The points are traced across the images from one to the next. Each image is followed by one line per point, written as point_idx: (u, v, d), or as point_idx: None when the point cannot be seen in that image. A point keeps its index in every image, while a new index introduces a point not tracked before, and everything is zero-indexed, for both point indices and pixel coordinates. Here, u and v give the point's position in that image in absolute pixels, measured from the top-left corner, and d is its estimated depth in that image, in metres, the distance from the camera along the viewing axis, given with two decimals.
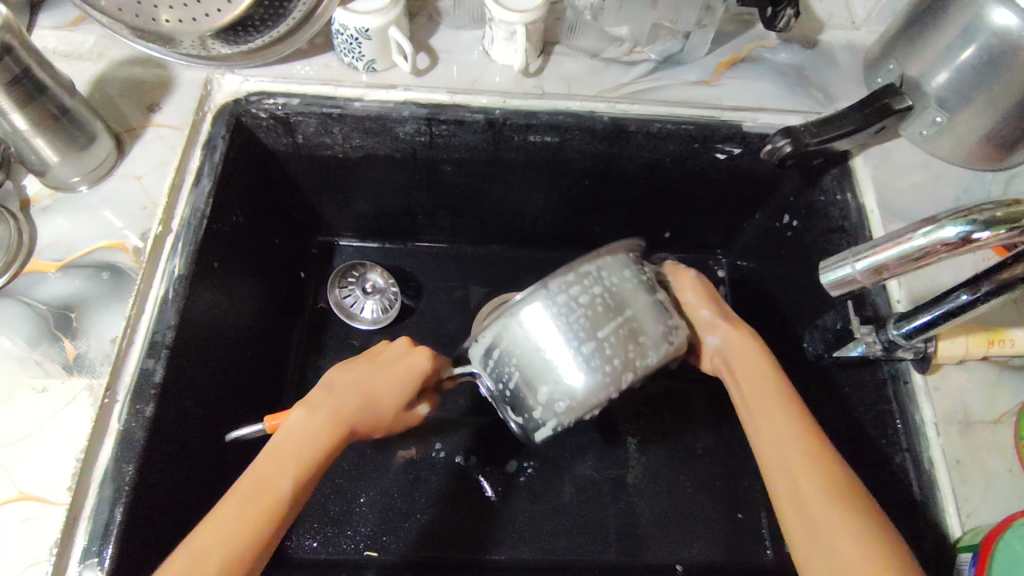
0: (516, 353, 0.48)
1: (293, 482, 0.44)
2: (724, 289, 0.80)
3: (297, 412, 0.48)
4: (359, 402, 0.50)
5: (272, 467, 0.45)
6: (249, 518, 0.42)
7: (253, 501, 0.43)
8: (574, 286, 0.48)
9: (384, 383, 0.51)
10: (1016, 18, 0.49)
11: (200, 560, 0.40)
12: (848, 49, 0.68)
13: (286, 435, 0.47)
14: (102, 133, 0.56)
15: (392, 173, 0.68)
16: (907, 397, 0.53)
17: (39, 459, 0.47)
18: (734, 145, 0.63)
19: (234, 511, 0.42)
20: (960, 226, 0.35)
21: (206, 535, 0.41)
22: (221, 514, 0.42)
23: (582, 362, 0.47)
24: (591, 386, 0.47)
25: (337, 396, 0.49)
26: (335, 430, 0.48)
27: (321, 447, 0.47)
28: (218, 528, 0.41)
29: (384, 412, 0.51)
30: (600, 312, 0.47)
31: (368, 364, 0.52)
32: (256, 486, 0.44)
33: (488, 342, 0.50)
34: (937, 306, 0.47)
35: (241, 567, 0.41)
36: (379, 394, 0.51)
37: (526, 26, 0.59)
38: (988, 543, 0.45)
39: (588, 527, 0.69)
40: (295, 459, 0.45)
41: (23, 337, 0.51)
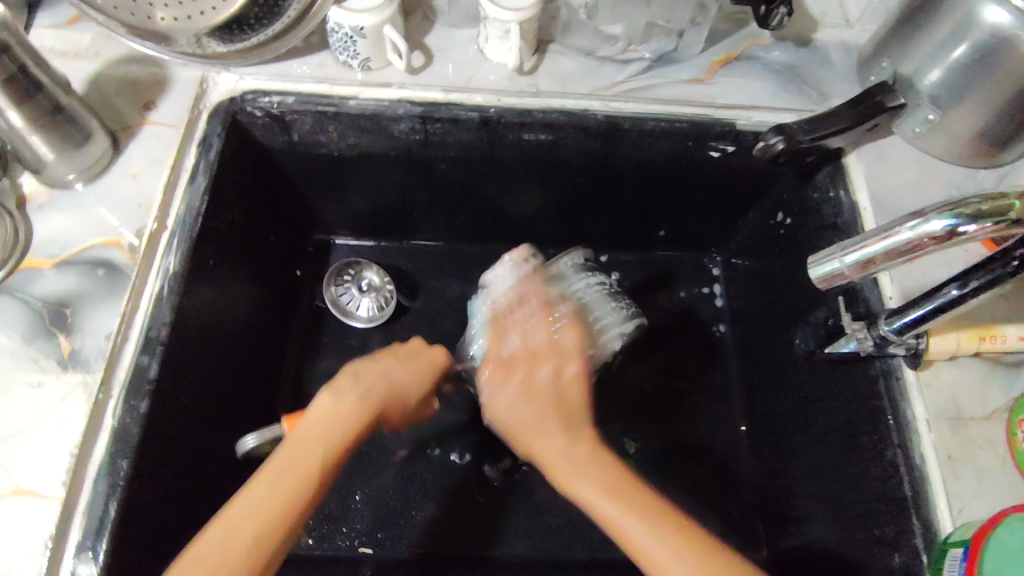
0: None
1: (321, 463, 0.44)
2: (719, 288, 0.81)
3: (320, 398, 0.48)
4: (383, 390, 0.51)
5: (299, 449, 0.45)
6: (279, 496, 0.42)
7: (282, 480, 0.42)
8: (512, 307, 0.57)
9: (405, 374, 0.53)
10: (1008, 15, 0.49)
11: (229, 536, 0.40)
12: (841, 47, 0.68)
13: (314, 416, 0.47)
14: (98, 130, 0.57)
15: (387, 170, 0.68)
16: (899, 392, 0.53)
17: (34, 455, 0.47)
18: (727, 143, 0.63)
19: (262, 489, 0.42)
20: (946, 220, 0.36)
21: (236, 513, 0.41)
22: (249, 492, 0.42)
23: None
24: None
25: (363, 382, 0.50)
26: (363, 413, 0.48)
27: (348, 429, 0.47)
28: (247, 506, 0.41)
29: (406, 399, 0.53)
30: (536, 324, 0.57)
31: (391, 357, 0.54)
32: (284, 465, 0.43)
33: (473, 359, 0.61)
34: (928, 301, 0.48)
35: (272, 542, 0.41)
36: (401, 382, 0.53)
37: (520, 24, 0.59)
38: (978, 538, 0.45)
39: (583, 523, 0.69)
40: (323, 441, 0.45)
41: (19, 333, 0.51)
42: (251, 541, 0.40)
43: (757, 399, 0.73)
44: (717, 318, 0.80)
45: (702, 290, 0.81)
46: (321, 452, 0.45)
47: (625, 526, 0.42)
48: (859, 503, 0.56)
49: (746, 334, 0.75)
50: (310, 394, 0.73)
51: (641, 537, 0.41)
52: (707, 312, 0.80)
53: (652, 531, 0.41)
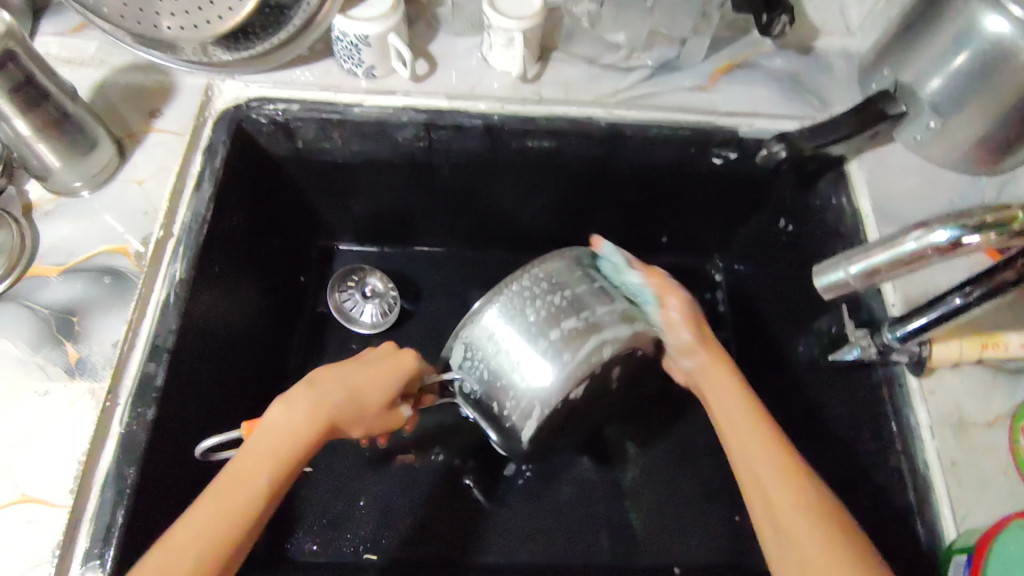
0: (484, 361, 0.54)
1: (269, 478, 0.44)
2: (721, 293, 0.81)
3: (274, 407, 0.47)
4: (346, 394, 0.49)
5: (251, 461, 0.45)
6: (226, 513, 0.42)
7: (229, 498, 0.43)
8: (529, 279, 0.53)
9: (371, 376, 0.52)
10: (1008, 24, 0.50)
11: (171, 558, 0.39)
12: (842, 55, 0.69)
13: (264, 432, 0.46)
14: (104, 138, 0.57)
15: (391, 176, 0.68)
16: (903, 401, 0.54)
17: (42, 463, 0.48)
18: (730, 150, 0.64)
19: (209, 506, 0.42)
20: (950, 230, 0.36)
21: (180, 531, 0.41)
22: (197, 509, 0.42)
23: (551, 346, 0.51)
24: (569, 366, 0.51)
25: (325, 387, 0.49)
26: (314, 425, 0.47)
27: (302, 439, 0.46)
28: (194, 524, 0.41)
29: (375, 406, 0.51)
30: (559, 304, 0.52)
31: (354, 363, 0.52)
32: (232, 481, 0.43)
33: (458, 357, 0.55)
34: (931, 309, 0.48)
35: (213, 568, 0.40)
36: (366, 384, 0.51)
37: (524, 33, 0.59)
38: (982, 543, 0.45)
39: (586, 529, 0.69)
40: (272, 456, 0.45)
41: (26, 341, 0.52)
42: (196, 559, 0.40)
43: None
44: (719, 323, 0.80)
45: (704, 296, 0.81)
46: (268, 466, 0.45)
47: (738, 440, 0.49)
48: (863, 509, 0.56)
49: (748, 340, 0.76)
50: None
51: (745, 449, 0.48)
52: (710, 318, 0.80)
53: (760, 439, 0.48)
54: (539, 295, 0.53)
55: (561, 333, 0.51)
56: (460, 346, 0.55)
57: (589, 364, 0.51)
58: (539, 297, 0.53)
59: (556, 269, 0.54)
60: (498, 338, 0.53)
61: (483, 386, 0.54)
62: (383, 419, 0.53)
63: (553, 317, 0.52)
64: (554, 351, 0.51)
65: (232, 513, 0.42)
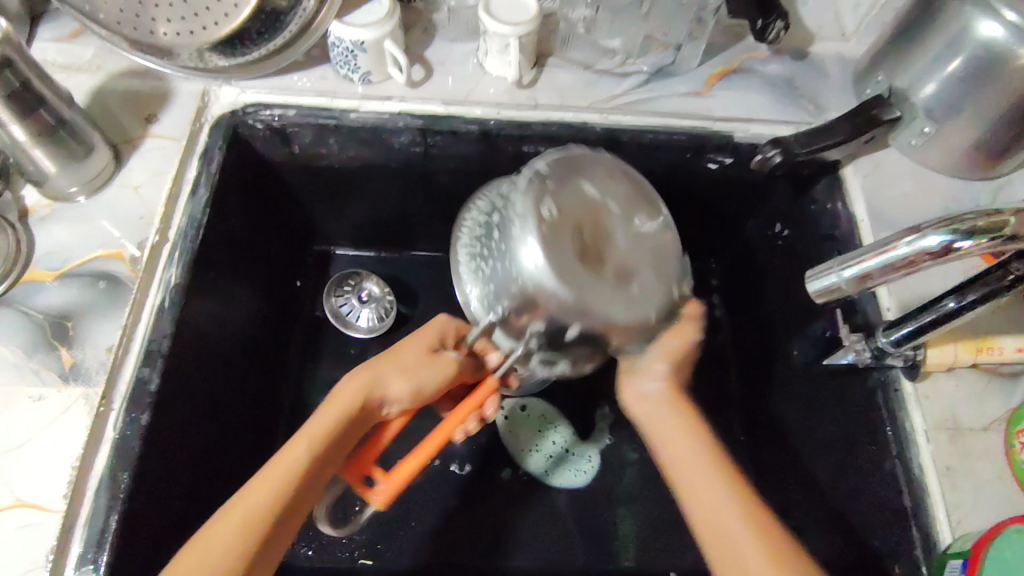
0: (488, 294, 0.52)
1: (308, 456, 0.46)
2: (718, 297, 0.81)
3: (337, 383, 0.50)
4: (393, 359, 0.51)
5: (301, 437, 0.47)
6: (272, 490, 0.44)
7: (272, 475, 0.45)
8: (462, 235, 0.56)
9: (420, 336, 0.54)
10: (1002, 30, 0.50)
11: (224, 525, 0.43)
12: (836, 60, 0.69)
13: (323, 403, 0.49)
14: (100, 144, 0.57)
15: (388, 181, 0.68)
16: (898, 407, 0.53)
17: (36, 467, 0.48)
18: (725, 155, 0.64)
19: (256, 484, 0.44)
20: (942, 235, 0.36)
21: (233, 506, 0.43)
22: (250, 488, 0.44)
23: (500, 224, 0.51)
24: (517, 215, 0.49)
25: (377, 359, 0.52)
26: (359, 395, 0.49)
27: (353, 405, 0.49)
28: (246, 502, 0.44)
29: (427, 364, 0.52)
30: (489, 212, 0.54)
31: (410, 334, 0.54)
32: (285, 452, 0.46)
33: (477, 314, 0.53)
34: (925, 313, 0.48)
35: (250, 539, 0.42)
36: (415, 343, 0.53)
37: (519, 39, 0.60)
38: (977, 547, 0.45)
39: (582, 535, 0.69)
40: (316, 430, 0.47)
41: (21, 346, 0.52)
42: (239, 535, 0.42)
43: (756, 410, 0.73)
44: (716, 328, 0.80)
45: (701, 300, 0.81)
46: (309, 442, 0.46)
47: (713, 518, 0.45)
48: (858, 514, 0.57)
49: (744, 344, 0.76)
50: (311, 405, 0.73)
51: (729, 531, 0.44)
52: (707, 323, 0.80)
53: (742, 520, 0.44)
54: (476, 226, 0.55)
55: (503, 213, 0.52)
56: (472, 309, 0.54)
57: (535, 202, 0.49)
58: (476, 226, 0.55)
59: (476, 204, 0.58)
60: (479, 274, 0.53)
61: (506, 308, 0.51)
62: (432, 368, 0.52)
63: (491, 220, 0.53)
64: (507, 224, 0.50)
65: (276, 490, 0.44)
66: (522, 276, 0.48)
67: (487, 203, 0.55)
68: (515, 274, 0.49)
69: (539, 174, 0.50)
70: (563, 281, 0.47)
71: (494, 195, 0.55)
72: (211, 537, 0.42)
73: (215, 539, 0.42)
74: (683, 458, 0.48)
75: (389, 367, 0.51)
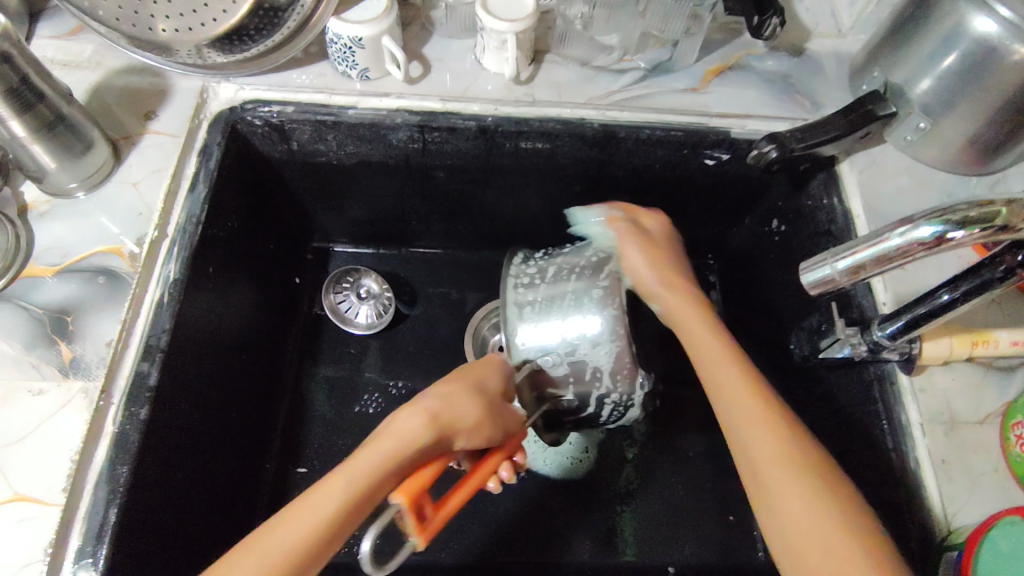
0: (543, 340, 0.58)
1: (347, 497, 0.42)
2: (716, 294, 0.81)
3: (396, 411, 0.48)
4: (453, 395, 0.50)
5: (349, 473, 0.43)
6: (301, 535, 0.41)
7: (305, 517, 0.42)
8: (513, 274, 0.62)
9: (481, 371, 0.54)
10: (995, 26, 0.50)
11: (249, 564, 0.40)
12: (833, 57, 0.69)
13: (386, 429, 0.46)
14: (99, 140, 0.57)
15: (386, 178, 0.69)
16: (894, 399, 0.54)
17: (35, 461, 0.48)
18: (722, 151, 0.64)
19: (291, 521, 0.41)
20: (935, 225, 0.36)
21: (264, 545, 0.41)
22: (287, 522, 0.41)
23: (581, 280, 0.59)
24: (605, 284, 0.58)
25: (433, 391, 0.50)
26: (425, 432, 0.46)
27: (406, 444, 0.45)
28: (270, 544, 0.41)
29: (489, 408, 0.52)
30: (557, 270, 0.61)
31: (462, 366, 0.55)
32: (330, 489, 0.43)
33: (520, 353, 0.59)
34: (919, 306, 0.48)
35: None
36: (481, 379, 0.53)
37: (517, 35, 0.60)
38: (970, 540, 0.45)
39: (580, 530, 0.69)
40: (367, 467, 0.44)
41: (21, 341, 0.52)
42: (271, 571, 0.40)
43: None
44: None
45: None
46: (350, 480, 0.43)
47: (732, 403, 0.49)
48: None
49: (741, 339, 0.76)
50: (309, 402, 0.73)
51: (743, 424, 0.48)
52: None
53: (768, 420, 0.47)
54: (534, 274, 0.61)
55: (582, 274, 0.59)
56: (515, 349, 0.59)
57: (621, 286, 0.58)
58: (532, 285, 0.60)
59: (518, 264, 0.63)
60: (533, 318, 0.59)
61: (562, 356, 0.58)
62: (495, 418, 0.52)
63: (556, 279, 0.60)
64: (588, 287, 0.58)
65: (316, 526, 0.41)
66: (588, 334, 0.57)
67: (549, 265, 0.62)
68: (577, 331, 0.57)
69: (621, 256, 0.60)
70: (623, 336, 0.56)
71: (558, 258, 0.62)
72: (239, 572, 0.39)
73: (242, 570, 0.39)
74: (709, 369, 0.52)
75: (450, 402, 0.49)
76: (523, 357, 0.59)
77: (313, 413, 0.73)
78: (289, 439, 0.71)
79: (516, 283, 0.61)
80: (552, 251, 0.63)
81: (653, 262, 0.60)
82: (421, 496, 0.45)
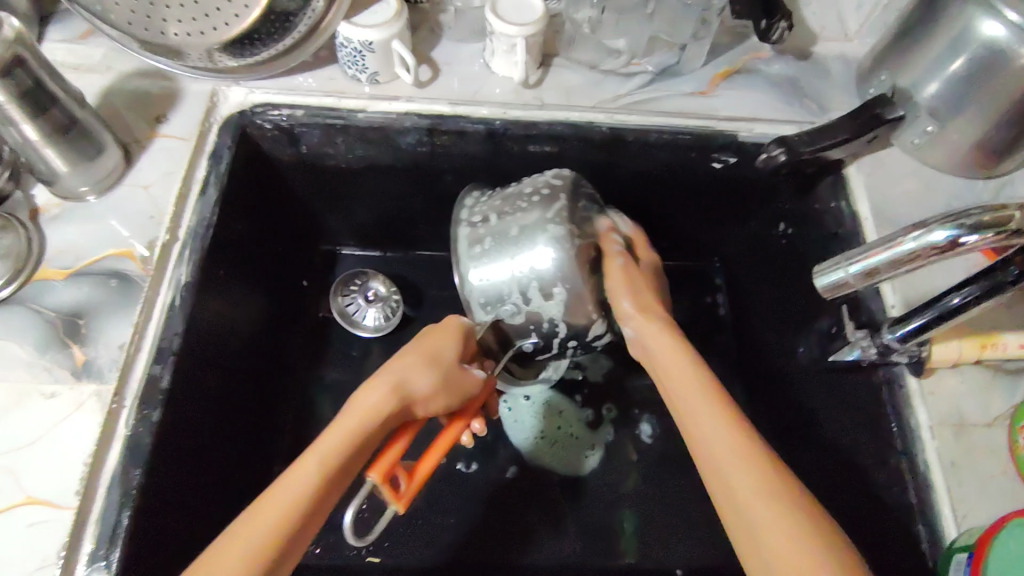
0: (497, 280, 0.58)
1: (324, 464, 0.45)
2: (722, 297, 0.82)
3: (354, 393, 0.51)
4: (403, 369, 0.51)
5: (322, 444, 0.46)
6: (292, 500, 0.43)
7: (289, 488, 0.43)
8: (460, 214, 0.63)
9: (437, 338, 0.55)
10: (1004, 29, 0.50)
11: (240, 538, 0.41)
12: (840, 60, 0.69)
13: (354, 403, 0.50)
14: (111, 143, 0.58)
15: (394, 181, 0.69)
16: (905, 402, 0.54)
17: (47, 465, 0.48)
18: (730, 154, 0.65)
19: (275, 492, 0.43)
20: (949, 230, 0.37)
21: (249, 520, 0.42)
22: (267, 498, 0.43)
23: (523, 212, 0.59)
24: (553, 213, 0.57)
25: (385, 371, 0.52)
26: (390, 401, 0.50)
27: (372, 415, 0.49)
28: (256, 519, 0.42)
29: (442, 374, 0.53)
30: (500, 208, 0.60)
31: (414, 340, 0.55)
32: (304, 462, 0.45)
33: (479, 308, 0.60)
34: (929, 310, 0.49)
35: (264, 554, 0.40)
36: (436, 347, 0.54)
37: (526, 39, 0.60)
38: (982, 542, 0.45)
39: (588, 531, 0.69)
40: (331, 448, 0.46)
41: (33, 344, 0.52)
42: (249, 555, 0.40)
43: (758, 406, 0.74)
44: (719, 327, 0.80)
45: (705, 299, 0.82)
46: (323, 455, 0.46)
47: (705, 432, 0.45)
48: (861, 509, 0.57)
49: (749, 341, 0.76)
50: (317, 404, 0.73)
51: (716, 440, 0.44)
52: (711, 321, 0.81)
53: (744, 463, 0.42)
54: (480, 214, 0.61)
55: (525, 206, 0.59)
56: (474, 306, 0.60)
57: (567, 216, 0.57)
58: (479, 227, 0.61)
59: (470, 207, 0.63)
60: (482, 270, 0.59)
61: (521, 306, 0.58)
62: (454, 380, 0.54)
63: (499, 222, 0.60)
64: (535, 227, 0.58)
65: (288, 507, 0.43)
66: (540, 270, 0.57)
67: (495, 211, 0.60)
68: (528, 267, 0.57)
69: (559, 186, 0.59)
70: (570, 275, 0.56)
71: (503, 203, 0.60)
72: (223, 558, 0.40)
73: (222, 554, 0.40)
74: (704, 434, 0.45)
75: (406, 378, 0.51)
76: (483, 312, 0.60)
77: (321, 415, 0.73)
78: (296, 441, 0.71)
79: (470, 233, 0.61)
80: (497, 194, 0.62)
81: (659, 324, 0.55)
82: (393, 470, 0.50)
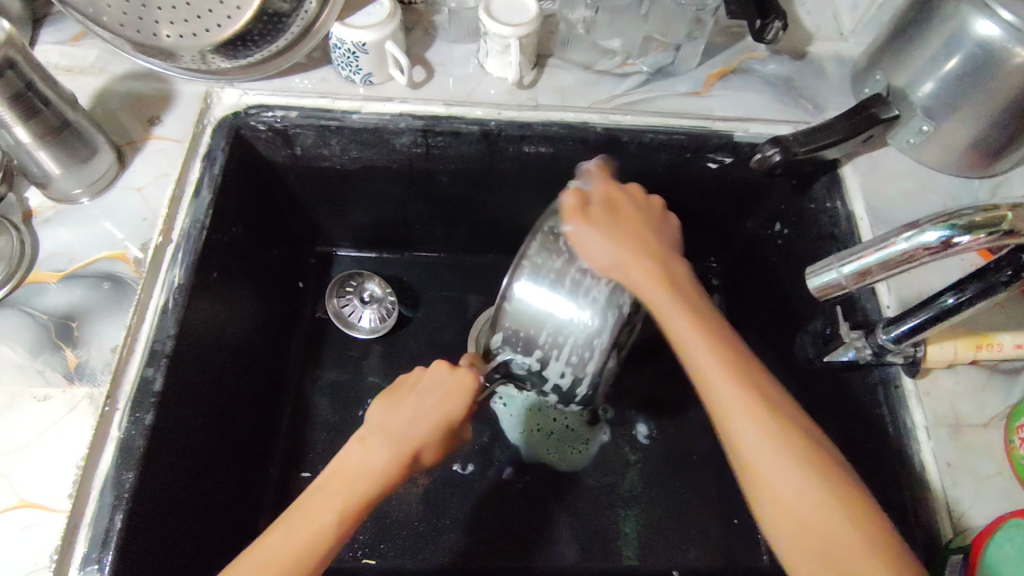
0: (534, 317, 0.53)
1: (333, 517, 0.45)
2: (719, 296, 0.81)
3: (355, 441, 0.49)
4: (413, 427, 0.50)
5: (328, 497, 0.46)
6: (289, 553, 0.43)
7: (294, 539, 0.44)
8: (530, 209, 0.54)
9: (443, 394, 0.52)
10: (998, 28, 0.50)
11: None
12: (836, 60, 0.69)
13: (350, 454, 0.49)
14: (104, 146, 0.57)
15: (389, 183, 0.69)
16: (898, 401, 0.54)
17: (40, 469, 0.48)
18: (725, 154, 0.65)
19: (274, 543, 0.44)
20: (941, 230, 0.36)
21: (249, 566, 0.43)
22: (265, 549, 0.44)
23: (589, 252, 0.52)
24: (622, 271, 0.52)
25: (392, 427, 0.50)
26: (396, 459, 0.49)
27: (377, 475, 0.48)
28: (259, 566, 0.43)
29: (448, 427, 0.52)
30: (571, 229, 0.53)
31: (412, 390, 0.52)
32: (305, 513, 0.45)
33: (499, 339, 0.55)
34: (923, 311, 0.48)
35: None
36: (442, 406, 0.52)
37: (520, 40, 0.60)
38: (978, 542, 0.45)
39: (584, 533, 0.69)
40: (338, 501, 0.46)
41: (26, 346, 0.52)
42: None
43: None
44: None
45: None
46: (332, 508, 0.46)
47: (740, 430, 0.44)
48: None
49: (745, 340, 0.76)
50: (313, 406, 0.73)
51: (749, 439, 0.43)
52: None
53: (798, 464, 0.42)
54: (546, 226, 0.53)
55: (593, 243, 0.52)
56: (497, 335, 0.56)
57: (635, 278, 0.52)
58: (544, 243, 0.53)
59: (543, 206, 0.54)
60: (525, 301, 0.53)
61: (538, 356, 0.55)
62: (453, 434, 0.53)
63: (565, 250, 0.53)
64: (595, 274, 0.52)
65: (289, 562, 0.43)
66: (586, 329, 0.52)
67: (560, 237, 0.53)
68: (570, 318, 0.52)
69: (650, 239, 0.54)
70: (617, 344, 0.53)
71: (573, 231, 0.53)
72: None
73: None
74: (745, 431, 0.43)
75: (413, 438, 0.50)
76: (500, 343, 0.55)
77: (317, 417, 0.73)
78: (293, 443, 0.71)
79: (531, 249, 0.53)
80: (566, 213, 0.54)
81: (607, 232, 0.53)
82: None
